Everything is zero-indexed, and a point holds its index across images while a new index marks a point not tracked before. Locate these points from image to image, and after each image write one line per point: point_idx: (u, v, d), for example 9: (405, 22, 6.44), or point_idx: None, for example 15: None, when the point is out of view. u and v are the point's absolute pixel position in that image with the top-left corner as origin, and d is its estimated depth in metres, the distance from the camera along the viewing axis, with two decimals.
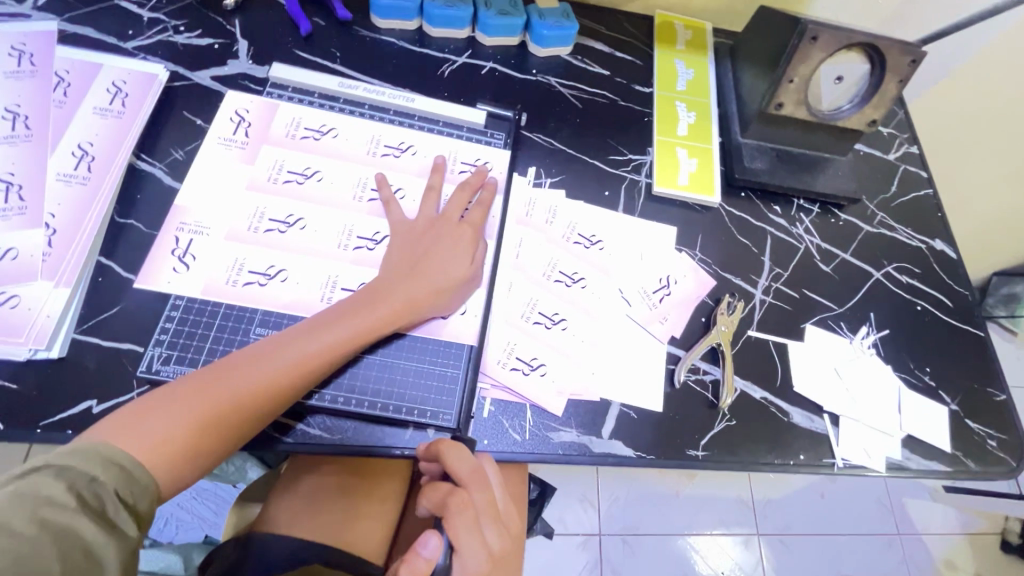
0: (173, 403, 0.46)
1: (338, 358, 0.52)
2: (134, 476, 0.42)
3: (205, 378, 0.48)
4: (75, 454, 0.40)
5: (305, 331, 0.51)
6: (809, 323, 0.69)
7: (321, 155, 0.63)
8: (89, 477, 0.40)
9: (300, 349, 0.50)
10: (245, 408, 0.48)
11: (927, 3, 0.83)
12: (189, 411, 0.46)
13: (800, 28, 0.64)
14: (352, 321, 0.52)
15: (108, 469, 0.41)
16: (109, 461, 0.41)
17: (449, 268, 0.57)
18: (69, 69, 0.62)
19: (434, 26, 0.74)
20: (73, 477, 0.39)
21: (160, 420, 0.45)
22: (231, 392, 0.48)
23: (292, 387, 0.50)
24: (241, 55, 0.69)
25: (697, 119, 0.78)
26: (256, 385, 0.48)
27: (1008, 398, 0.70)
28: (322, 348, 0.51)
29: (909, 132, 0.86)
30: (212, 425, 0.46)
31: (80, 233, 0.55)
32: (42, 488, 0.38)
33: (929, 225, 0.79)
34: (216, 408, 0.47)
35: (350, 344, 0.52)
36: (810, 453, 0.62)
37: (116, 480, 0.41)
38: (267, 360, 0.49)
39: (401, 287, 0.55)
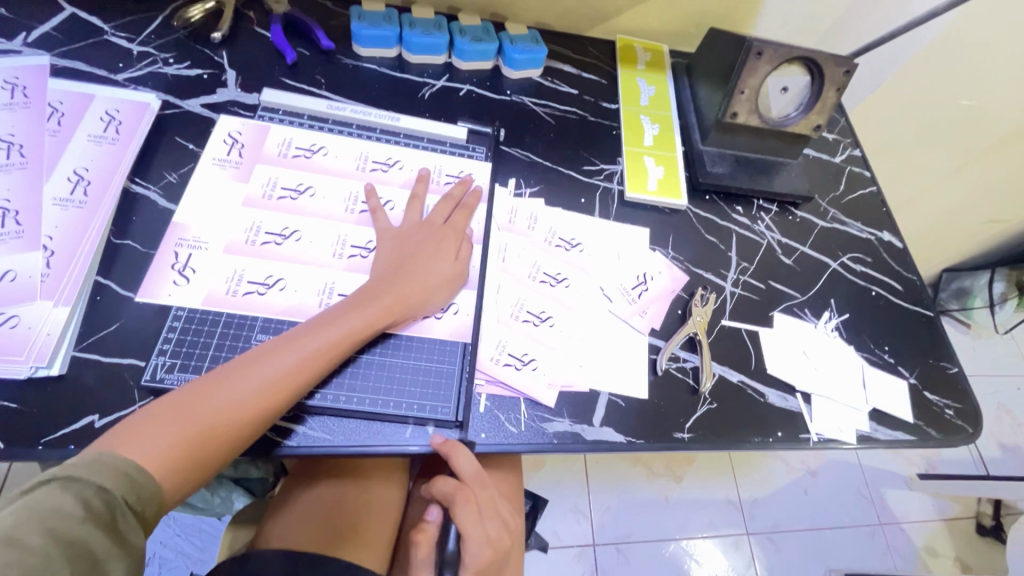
0: (175, 410, 0.47)
1: (337, 356, 0.54)
2: (139, 483, 0.43)
3: (207, 383, 0.49)
4: (81, 465, 0.41)
5: (302, 332, 0.53)
6: (776, 311, 0.74)
7: (312, 172, 0.66)
8: (95, 486, 0.40)
9: (300, 349, 0.52)
10: (246, 411, 0.49)
11: (856, 23, 0.93)
12: (191, 417, 0.47)
13: (747, 46, 0.72)
14: (350, 321, 0.55)
15: (114, 478, 0.41)
16: (114, 470, 0.42)
17: (436, 269, 0.61)
18: (63, 100, 0.65)
19: (412, 53, 0.79)
20: (81, 488, 0.40)
21: (164, 428, 0.46)
22: (233, 395, 0.48)
23: (296, 388, 0.51)
24: (230, 84, 0.72)
25: (660, 131, 0.84)
26: (256, 387, 0.49)
27: (960, 370, 0.76)
28: (322, 347, 0.53)
29: (851, 137, 0.94)
30: (216, 430, 0.47)
31: (78, 255, 0.56)
32: (52, 499, 0.39)
33: (876, 219, 0.87)
34: (220, 411, 0.48)
35: (348, 342, 0.54)
36: (788, 430, 0.66)
37: (121, 487, 0.42)
38: (267, 362, 0.51)
39: (392, 287, 0.58)
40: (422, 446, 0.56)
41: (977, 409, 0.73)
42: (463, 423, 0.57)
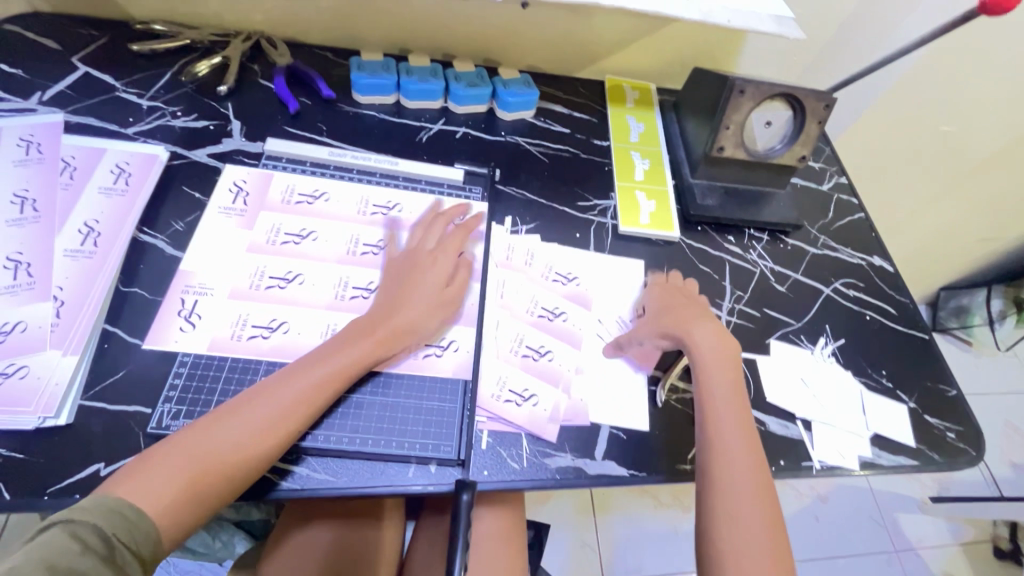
0: (172, 454, 0.47)
1: (330, 392, 0.54)
2: (136, 524, 0.43)
3: (204, 424, 0.50)
4: (79, 507, 0.42)
5: (295, 370, 0.54)
6: (772, 338, 0.75)
7: (314, 216, 0.68)
8: (92, 526, 0.42)
9: (293, 386, 0.53)
10: (242, 452, 0.49)
11: (834, 58, 0.97)
12: (188, 460, 0.47)
13: (728, 85, 0.75)
14: (342, 356, 0.56)
15: (110, 517, 0.42)
16: (111, 511, 0.43)
17: (430, 301, 0.62)
18: (75, 154, 0.67)
19: (410, 99, 0.83)
20: (79, 529, 0.41)
21: (162, 471, 0.46)
22: (228, 437, 0.49)
23: (291, 425, 0.52)
24: (235, 133, 0.76)
25: (651, 165, 0.87)
26: (251, 427, 0.50)
27: (959, 393, 0.76)
28: (315, 383, 0.54)
29: (836, 165, 0.97)
30: (213, 472, 0.48)
31: (86, 304, 0.58)
32: (55, 540, 0.40)
33: (866, 244, 0.88)
34: (216, 453, 0.48)
35: (340, 379, 0.55)
36: (790, 458, 0.66)
37: (117, 526, 0.42)
38: (261, 401, 0.51)
39: (385, 322, 0.59)
40: (425, 486, 0.56)
41: (978, 431, 0.73)
42: (466, 460, 0.58)
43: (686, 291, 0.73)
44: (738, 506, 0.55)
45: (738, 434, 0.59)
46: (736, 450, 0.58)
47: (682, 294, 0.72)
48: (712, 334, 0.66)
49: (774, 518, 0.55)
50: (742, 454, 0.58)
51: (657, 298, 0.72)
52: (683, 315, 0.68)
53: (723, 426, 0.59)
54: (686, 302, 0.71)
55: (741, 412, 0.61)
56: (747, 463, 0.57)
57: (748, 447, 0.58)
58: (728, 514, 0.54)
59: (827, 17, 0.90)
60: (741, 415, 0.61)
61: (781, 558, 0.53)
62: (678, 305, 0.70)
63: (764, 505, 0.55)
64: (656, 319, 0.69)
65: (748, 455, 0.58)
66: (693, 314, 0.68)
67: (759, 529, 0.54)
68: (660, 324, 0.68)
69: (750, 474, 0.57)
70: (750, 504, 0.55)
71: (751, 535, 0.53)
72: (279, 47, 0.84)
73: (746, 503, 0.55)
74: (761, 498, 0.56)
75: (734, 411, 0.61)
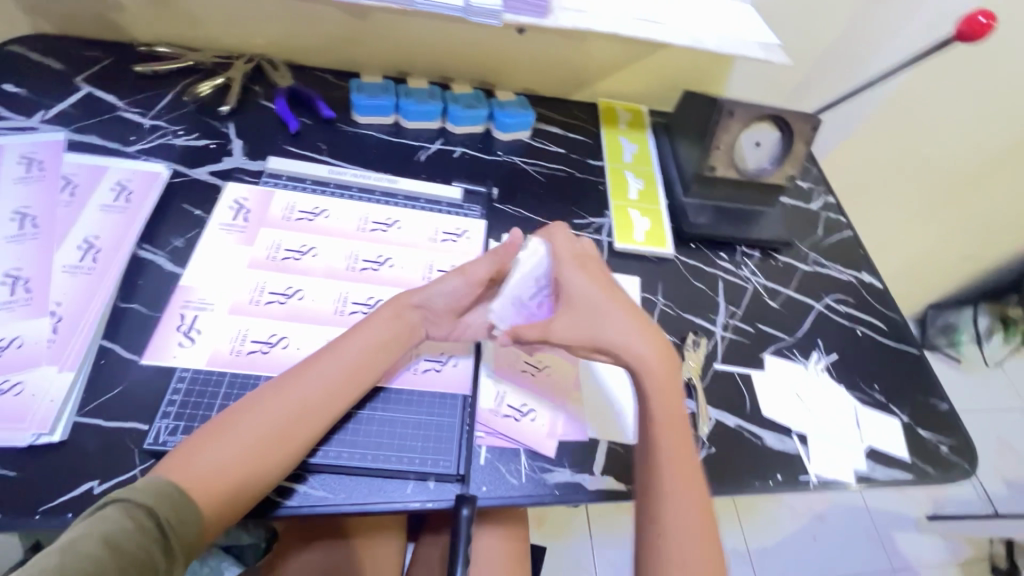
0: (213, 438, 0.49)
1: (357, 370, 0.56)
2: (180, 504, 0.45)
3: (239, 409, 0.51)
4: (131, 487, 0.44)
5: (323, 352, 0.56)
6: (766, 353, 0.76)
7: (314, 233, 0.69)
8: (143, 505, 0.44)
9: (321, 367, 0.55)
10: (278, 432, 0.50)
11: (818, 82, 1.00)
12: (227, 444, 0.49)
13: (719, 106, 0.78)
14: (368, 336, 0.58)
15: (159, 497, 0.44)
16: (160, 490, 0.45)
17: (444, 290, 0.63)
18: (77, 172, 0.68)
19: (409, 119, 0.84)
20: (130, 507, 0.43)
21: (205, 454, 0.48)
22: (264, 419, 0.50)
23: (323, 403, 0.53)
24: (236, 152, 0.77)
25: (644, 185, 0.89)
26: (285, 408, 0.51)
27: (950, 406, 0.78)
28: (343, 362, 0.55)
29: (823, 185, 1.00)
30: (251, 453, 0.49)
31: (84, 320, 0.57)
32: (107, 517, 0.42)
33: (854, 261, 0.90)
34: (254, 436, 0.49)
35: (366, 358, 0.57)
36: (787, 472, 0.67)
37: (165, 506, 0.44)
38: (293, 382, 0.53)
39: (404, 305, 0.61)
40: (425, 502, 0.56)
41: (971, 444, 0.74)
42: (465, 476, 0.57)
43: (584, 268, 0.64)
44: (677, 522, 0.54)
45: (673, 442, 0.57)
46: (669, 463, 0.56)
47: (597, 270, 0.65)
48: (628, 332, 0.61)
49: (710, 526, 0.55)
50: (674, 468, 0.56)
51: (575, 282, 0.63)
52: (605, 312, 0.61)
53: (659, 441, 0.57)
54: (588, 285, 0.63)
55: (674, 415, 0.59)
56: (680, 474, 0.56)
57: (682, 456, 0.57)
58: (668, 535, 0.53)
59: (811, 44, 0.94)
60: (668, 414, 0.59)
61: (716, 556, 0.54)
62: (595, 291, 0.63)
63: (702, 519, 0.55)
64: (577, 315, 0.62)
65: (682, 463, 0.56)
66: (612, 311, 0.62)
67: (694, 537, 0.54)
68: (581, 321, 0.61)
69: (683, 486, 0.55)
70: (688, 517, 0.54)
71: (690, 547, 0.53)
72: (280, 69, 0.86)
73: (687, 520, 0.54)
74: (699, 511, 0.55)
75: (661, 418, 0.58)
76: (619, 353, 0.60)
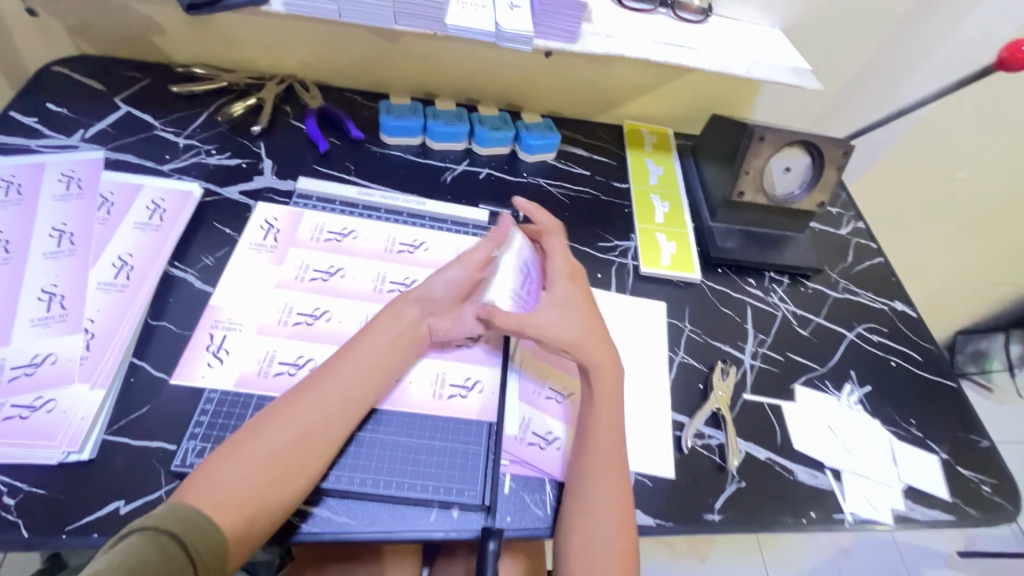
0: (232, 457, 0.47)
1: (373, 380, 0.55)
2: (206, 531, 0.43)
3: (256, 425, 0.49)
4: (152, 515, 0.42)
5: (336, 360, 0.55)
6: (797, 384, 0.74)
7: (343, 254, 0.69)
8: (166, 532, 0.41)
9: (335, 376, 0.54)
10: (298, 448, 0.49)
11: (848, 107, 0.99)
12: (247, 462, 0.47)
13: (748, 131, 0.77)
14: (382, 346, 0.57)
15: (184, 525, 0.42)
16: (183, 517, 0.42)
17: (444, 279, 0.61)
18: (113, 190, 0.69)
19: (435, 141, 0.85)
20: (156, 536, 0.41)
21: (224, 475, 0.46)
22: (281, 434, 0.49)
23: (340, 415, 0.52)
24: (267, 171, 0.78)
25: (671, 208, 0.88)
26: (303, 422, 0.50)
27: (991, 443, 0.74)
28: (358, 372, 0.55)
29: (853, 210, 0.98)
30: (272, 471, 0.47)
31: (116, 337, 0.58)
32: (129, 546, 0.40)
33: (887, 289, 0.88)
34: (272, 452, 0.48)
35: (379, 367, 0.56)
36: (821, 509, 0.64)
37: (191, 534, 0.42)
38: (308, 394, 0.52)
39: (408, 303, 0.60)
40: (448, 532, 0.55)
41: (1015, 485, 0.71)
42: (490, 506, 0.56)
43: (575, 283, 0.65)
44: (588, 503, 0.54)
45: (605, 428, 0.58)
46: (596, 447, 0.57)
47: (584, 287, 0.66)
48: (593, 333, 0.62)
49: (626, 509, 0.55)
50: (603, 451, 0.56)
51: (560, 290, 0.64)
52: (578, 312, 0.62)
53: (591, 423, 0.58)
54: (571, 295, 0.64)
55: (613, 404, 0.59)
56: (605, 458, 0.56)
57: (610, 441, 0.57)
58: (580, 513, 0.54)
59: (841, 69, 0.93)
60: (612, 423, 0.58)
61: (630, 543, 0.54)
62: (577, 300, 0.64)
63: (620, 505, 0.55)
64: (557, 310, 0.62)
65: (609, 447, 0.57)
66: (583, 314, 0.63)
67: (609, 522, 0.54)
68: (559, 316, 0.61)
69: (608, 470, 0.56)
70: (603, 500, 0.54)
71: (600, 529, 0.53)
72: (311, 90, 0.87)
73: (600, 502, 0.54)
74: (618, 494, 0.55)
75: (600, 417, 0.58)
76: (577, 348, 0.60)
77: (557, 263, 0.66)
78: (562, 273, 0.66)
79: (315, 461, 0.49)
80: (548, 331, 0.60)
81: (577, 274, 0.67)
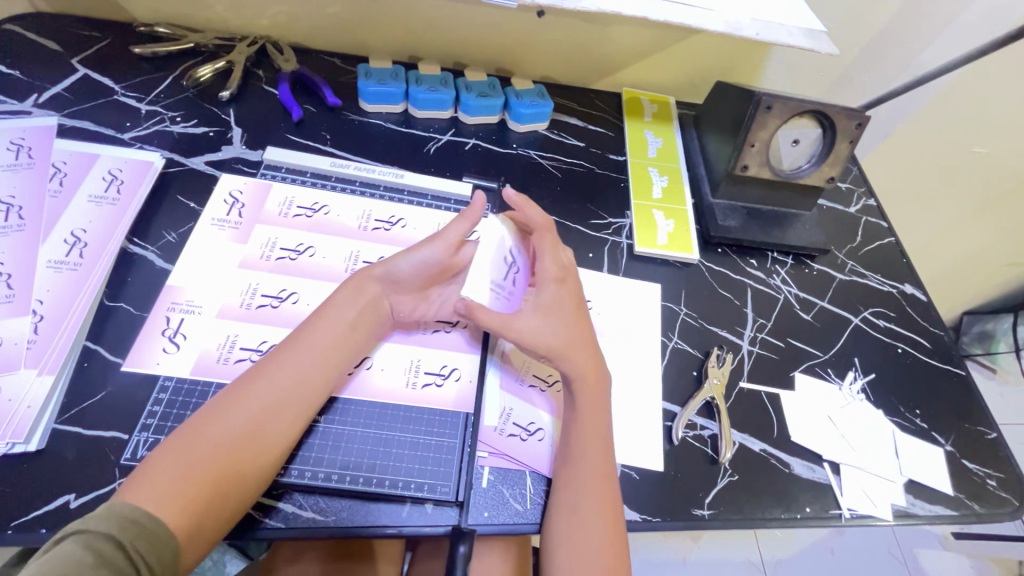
0: (179, 447, 0.43)
1: (333, 363, 0.51)
2: (151, 531, 0.39)
3: (207, 412, 0.46)
4: (94, 515, 0.38)
5: (291, 341, 0.51)
6: (797, 372, 0.70)
7: (312, 230, 0.66)
8: (107, 535, 0.37)
9: (291, 359, 0.50)
10: (252, 437, 0.45)
11: (865, 74, 0.92)
12: (195, 453, 0.43)
13: (755, 99, 0.70)
14: (343, 326, 0.53)
15: (124, 527, 0.38)
16: (124, 518, 0.38)
17: (414, 259, 0.56)
18: (67, 160, 0.65)
19: (418, 108, 0.79)
20: (92, 539, 0.37)
21: (169, 467, 0.42)
22: (231, 422, 0.45)
23: (297, 401, 0.49)
24: (235, 141, 0.72)
25: (669, 183, 0.82)
26: (256, 408, 0.46)
27: (999, 435, 0.71)
28: (317, 354, 0.51)
29: (865, 186, 0.92)
30: (223, 461, 0.43)
31: (67, 320, 0.54)
32: (65, 552, 0.35)
33: (898, 272, 0.83)
34: (223, 443, 0.44)
35: (340, 349, 0.52)
36: (817, 505, 0.61)
37: (134, 536, 0.38)
38: (261, 379, 0.48)
39: (368, 278, 0.55)
40: (420, 528, 0.52)
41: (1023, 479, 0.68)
42: (465, 502, 0.53)
43: (562, 288, 0.58)
44: (572, 520, 0.50)
45: (590, 439, 0.53)
46: (580, 460, 0.52)
47: (575, 291, 0.59)
48: (580, 341, 0.56)
49: (617, 522, 0.51)
50: (586, 463, 0.52)
51: (546, 293, 0.57)
52: (563, 316, 0.56)
53: (574, 434, 0.53)
54: (561, 299, 0.57)
55: (598, 412, 0.55)
56: (589, 471, 0.52)
57: (599, 453, 0.53)
58: (564, 531, 0.50)
59: (859, 31, 0.86)
60: (599, 425, 0.54)
61: (621, 561, 0.50)
62: (566, 305, 0.57)
63: (607, 518, 0.51)
64: (541, 315, 0.56)
65: (595, 459, 0.52)
66: (572, 319, 0.57)
67: (597, 539, 0.50)
68: (542, 322, 0.55)
69: (593, 483, 0.51)
70: (589, 514, 0.50)
71: (588, 548, 0.49)
72: (285, 52, 0.81)
73: (585, 518, 0.50)
74: (604, 509, 0.51)
75: (588, 421, 0.54)
76: (556, 357, 0.54)
77: (546, 262, 0.59)
78: (550, 273, 0.58)
79: (272, 447, 0.46)
80: (526, 340, 0.55)
81: (566, 276, 0.59)
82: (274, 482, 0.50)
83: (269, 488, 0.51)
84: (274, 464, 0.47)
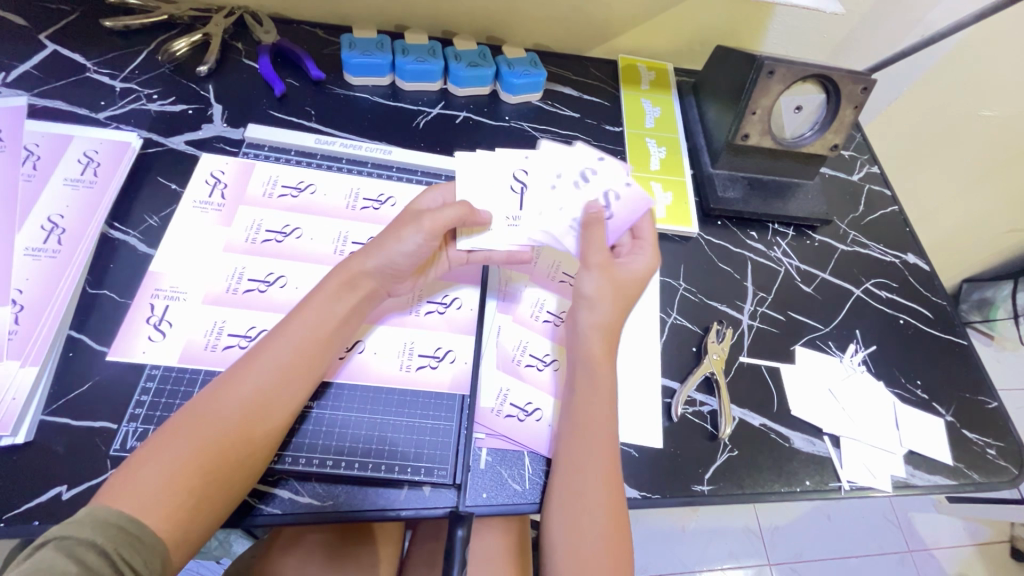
0: (161, 449, 0.42)
1: (318, 355, 0.50)
2: (138, 538, 0.38)
3: (189, 414, 0.44)
4: (74, 521, 0.37)
5: (276, 334, 0.49)
6: (798, 345, 0.69)
7: (300, 211, 0.64)
8: (89, 542, 0.36)
9: (274, 353, 0.48)
10: (237, 436, 0.44)
11: (870, 35, 0.88)
12: (177, 456, 0.42)
13: (757, 64, 0.67)
14: (328, 317, 0.51)
15: (107, 532, 0.37)
16: (107, 524, 0.37)
17: (397, 248, 0.52)
18: (39, 142, 0.62)
19: (406, 81, 0.76)
20: (74, 545, 0.36)
21: (150, 473, 0.41)
22: (213, 424, 0.44)
23: (281, 397, 0.47)
24: (216, 118, 0.69)
25: (667, 153, 0.80)
26: (240, 406, 0.45)
27: (1000, 404, 0.70)
28: (300, 348, 0.49)
29: (868, 153, 0.90)
30: (207, 464, 0.42)
31: (48, 309, 0.53)
32: (45, 560, 0.35)
33: (901, 241, 0.81)
34: (208, 445, 0.43)
35: (324, 341, 0.50)
36: (816, 478, 0.61)
37: (117, 543, 0.37)
38: (245, 376, 0.46)
39: (358, 269, 0.52)
40: (418, 511, 0.51)
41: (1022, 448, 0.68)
42: (463, 482, 0.53)
43: (609, 272, 0.55)
44: (577, 506, 0.49)
45: (597, 428, 0.52)
46: (581, 446, 0.51)
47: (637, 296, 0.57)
48: (605, 330, 0.55)
49: (620, 509, 0.50)
50: (590, 449, 0.51)
51: (622, 274, 0.56)
52: (611, 294, 0.55)
53: (582, 421, 0.52)
54: (624, 287, 0.56)
55: (603, 397, 0.53)
56: (592, 460, 0.51)
57: (606, 440, 0.52)
58: (569, 520, 0.49)
59: None
60: (604, 415, 0.52)
61: (625, 548, 0.50)
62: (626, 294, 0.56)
63: (612, 507, 0.50)
64: (607, 286, 0.55)
65: (601, 447, 0.51)
66: (608, 304, 0.55)
67: (599, 525, 0.49)
68: (601, 287, 0.54)
69: (597, 469, 0.50)
70: (592, 499, 0.49)
71: (591, 534, 0.49)
72: (264, 23, 0.77)
73: (588, 506, 0.49)
74: (610, 495, 0.50)
75: (591, 407, 0.53)
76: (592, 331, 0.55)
77: (637, 260, 0.57)
78: (637, 272, 0.57)
79: (261, 446, 0.46)
80: (584, 300, 0.55)
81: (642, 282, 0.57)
82: (269, 470, 0.50)
83: (264, 475, 0.50)
84: (259, 463, 0.46)
